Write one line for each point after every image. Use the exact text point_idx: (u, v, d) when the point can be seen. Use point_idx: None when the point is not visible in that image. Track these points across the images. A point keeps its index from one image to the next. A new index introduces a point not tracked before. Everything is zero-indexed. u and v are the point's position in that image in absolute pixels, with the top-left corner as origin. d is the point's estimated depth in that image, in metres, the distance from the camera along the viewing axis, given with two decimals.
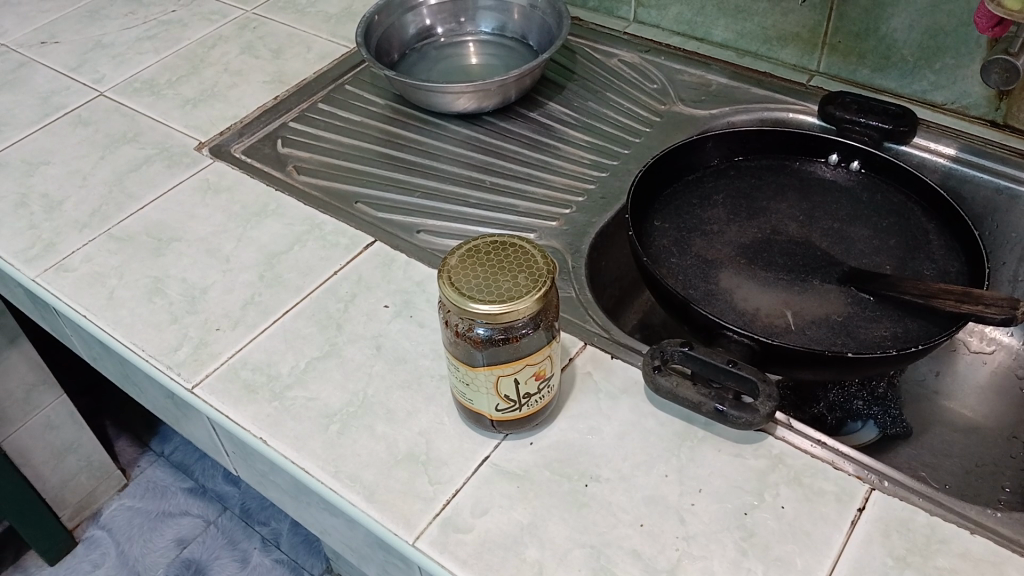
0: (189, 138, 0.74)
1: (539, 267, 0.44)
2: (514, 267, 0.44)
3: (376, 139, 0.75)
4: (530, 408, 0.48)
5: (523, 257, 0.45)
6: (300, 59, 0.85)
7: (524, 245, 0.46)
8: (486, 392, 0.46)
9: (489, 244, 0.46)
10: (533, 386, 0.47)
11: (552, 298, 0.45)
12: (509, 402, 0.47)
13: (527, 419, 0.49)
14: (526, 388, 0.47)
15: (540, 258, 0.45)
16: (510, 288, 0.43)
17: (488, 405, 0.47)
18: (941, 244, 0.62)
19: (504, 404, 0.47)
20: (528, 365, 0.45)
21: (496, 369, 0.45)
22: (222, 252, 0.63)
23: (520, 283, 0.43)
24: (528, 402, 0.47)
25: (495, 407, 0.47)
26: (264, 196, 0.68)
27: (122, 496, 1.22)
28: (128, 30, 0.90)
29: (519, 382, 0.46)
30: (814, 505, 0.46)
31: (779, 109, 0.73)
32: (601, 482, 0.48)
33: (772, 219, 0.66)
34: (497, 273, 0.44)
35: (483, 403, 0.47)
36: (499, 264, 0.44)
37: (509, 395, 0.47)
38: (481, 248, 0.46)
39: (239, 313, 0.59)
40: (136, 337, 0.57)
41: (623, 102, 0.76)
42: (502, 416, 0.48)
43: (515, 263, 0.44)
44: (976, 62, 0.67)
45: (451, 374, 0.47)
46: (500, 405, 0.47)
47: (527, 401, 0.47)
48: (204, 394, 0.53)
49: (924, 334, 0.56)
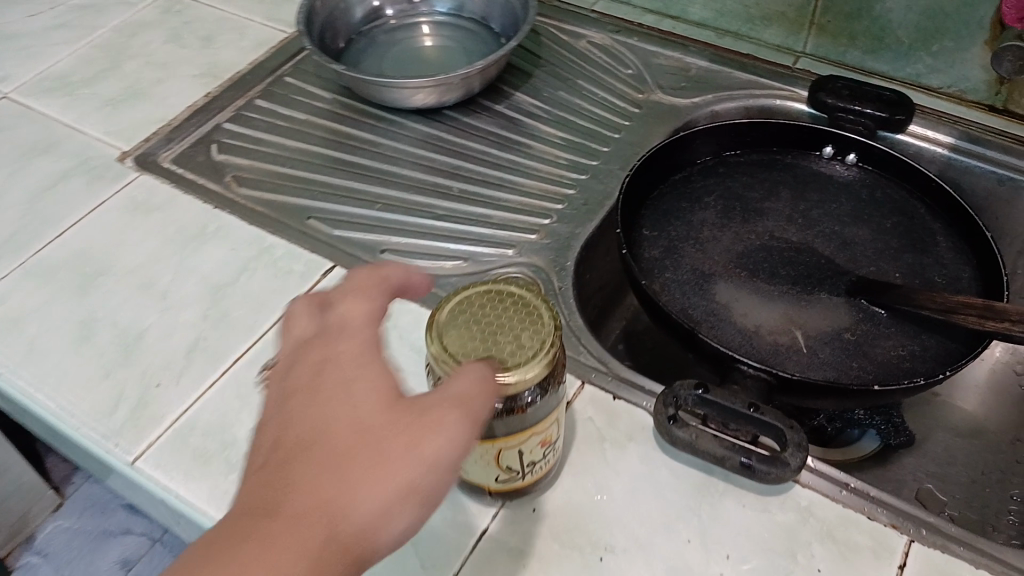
0: (110, 147, 0.65)
1: (545, 323, 0.38)
2: (514, 323, 0.38)
3: (325, 140, 0.67)
4: (532, 477, 0.42)
5: (524, 311, 0.38)
6: (233, 47, 0.75)
7: (523, 295, 0.39)
8: (486, 465, 0.40)
9: (480, 292, 0.39)
10: (538, 454, 0.41)
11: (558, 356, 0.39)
12: (511, 473, 0.41)
13: (527, 486, 0.43)
14: (530, 458, 0.41)
15: (544, 313, 0.38)
16: (512, 352, 0.36)
17: (487, 477, 0.41)
18: (950, 246, 0.58)
19: (506, 475, 0.41)
20: (534, 433, 0.39)
21: (499, 441, 0.39)
22: (158, 287, 0.55)
23: (522, 341, 0.37)
24: (531, 470, 0.42)
25: (495, 479, 0.41)
26: (203, 215, 0.60)
27: (59, 516, 1.12)
28: (31, 16, 0.79)
29: (523, 452, 0.40)
30: (852, 565, 0.42)
31: (766, 96, 0.68)
32: (616, 552, 0.43)
33: (768, 221, 0.61)
34: (493, 327, 0.37)
35: (482, 475, 0.41)
36: (495, 316, 0.38)
37: (511, 466, 0.41)
38: (473, 297, 0.39)
39: (184, 363, 0.51)
40: (66, 398, 0.49)
41: (598, 90, 0.70)
42: (501, 486, 0.42)
43: (514, 318, 0.38)
44: (977, 45, 0.62)
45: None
46: (500, 476, 0.41)
47: (530, 469, 0.42)
48: (149, 467, 0.46)
49: (944, 354, 0.52)
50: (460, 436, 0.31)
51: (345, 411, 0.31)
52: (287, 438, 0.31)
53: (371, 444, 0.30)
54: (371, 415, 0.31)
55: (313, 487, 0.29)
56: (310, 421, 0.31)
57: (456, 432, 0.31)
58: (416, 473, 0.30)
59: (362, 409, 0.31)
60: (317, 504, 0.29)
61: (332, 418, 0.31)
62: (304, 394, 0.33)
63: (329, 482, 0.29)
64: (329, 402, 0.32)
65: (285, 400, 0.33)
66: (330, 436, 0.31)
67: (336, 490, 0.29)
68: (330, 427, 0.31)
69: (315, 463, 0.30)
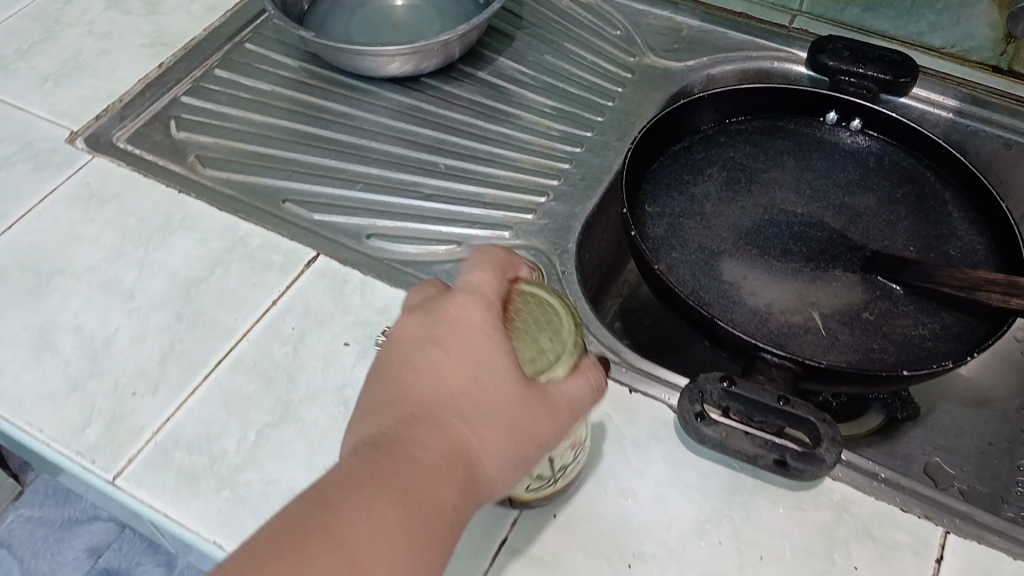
0: (55, 128, 0.59)
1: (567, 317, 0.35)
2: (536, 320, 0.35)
3: (294, 114, 0.62)
4: (562, 480, 0.39)
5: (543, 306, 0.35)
6: (183, 12, 0.69)
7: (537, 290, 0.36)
8: None
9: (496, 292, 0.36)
10: (569, 456, 0.38)
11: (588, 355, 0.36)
12: (542, 480, 0.38)
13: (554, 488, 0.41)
14: (561, 460, 0.38)
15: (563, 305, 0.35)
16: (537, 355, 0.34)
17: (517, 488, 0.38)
18: (963, 216, 0.56)
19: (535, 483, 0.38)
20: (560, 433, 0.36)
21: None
22: (122, 286, 0.50)
23: (546, 339, 0.34)
24: (562, 474, 0.39)
25: (525, 488, 0.38)
26: (167, 203, 0.54)
27: (19, 506, 1.07)
28: None
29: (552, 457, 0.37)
30: (891, 563, 0.40)
31: (763, 58, 0.64)
32: (647, 560, 0.40)
33: (775, 195, 0.58)
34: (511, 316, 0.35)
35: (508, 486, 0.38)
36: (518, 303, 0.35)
37: (541, 471, 0.37)
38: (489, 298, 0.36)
39: (158, 372, 0.46)
40: (28, 418, 0.44)
41: (586, 54, 0.66)
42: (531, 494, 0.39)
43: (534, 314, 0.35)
44: (984, 1, 0.59)
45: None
46: (531, 484, 0.38)
47: (560, 473, 0.39)
48: (131, 487, 0.42)
49: (967, 333, 0.50)
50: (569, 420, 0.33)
51: (469, 367, 0.33)
52: (414, 387, 0.33)
53: (494, 407, 0.32)
54: (504, 379, 0.32)
55: (442, 451, 0.31)
56: (435, 374, 0.33)
57: (569, 409, 0.33)
58: (534, 447, 0.33)
59: (492, 367, 0.32)
60: (452, 466, 0.31)
61: (457, 370, 0.33)
62: (426, 357, 0.34)
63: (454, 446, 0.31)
64: (460, 356, 0.33)
65: (404, 356, 0.34)
66: (456, 390, 0.32)
67: (465, 454, 0.32)
68: (455, 379, 0.33)
69: (443, 422, 0.32)
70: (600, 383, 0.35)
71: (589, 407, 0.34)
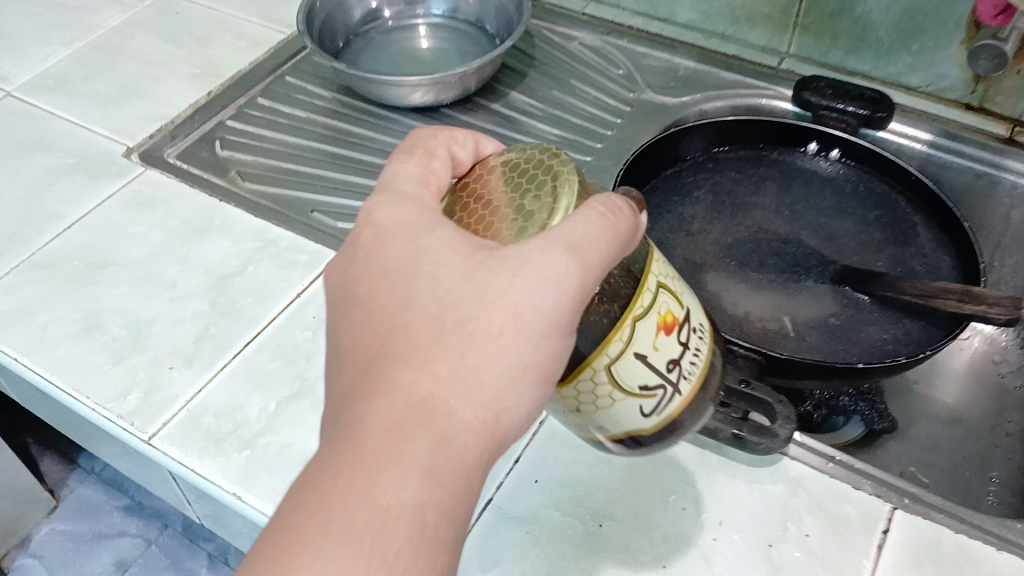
0: (113, 144, 0.67)
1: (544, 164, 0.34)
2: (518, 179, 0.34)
3: (324, 137, 0.69)
4: (682, 394, 0.35)
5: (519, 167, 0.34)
6: (230, 47, 0.77)
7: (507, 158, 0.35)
8: (623, 396, 0.34)
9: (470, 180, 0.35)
10: (673, 348, 0.34)
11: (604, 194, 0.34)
12: (655, 392, 0.34)
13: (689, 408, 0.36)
14: (665, 355, 0.34)
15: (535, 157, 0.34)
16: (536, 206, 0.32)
17: (634, 414, 0.34)
18: (930, 237, 0.60)
19: (648, 404, 0.35)
20: (642, 320, 0.33)
21: (609, 350, 0.32)
22: (165, 277, 0.57)
23: (526, 192, 0.33)
24: (678, 382, 0.35)
25: (642, 412, 0.34)
26: (208, 209, 0.61)
27: (53, 519, 1.10)
28: (29, 16, 0.81)
29: (650, 358, 0.33)
30: (840, 533, 0.44)
31: (752, 95, 0.70)
32: (616, 521, 0.45)
33: (756, 215, 0.63)
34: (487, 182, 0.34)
35: (622, 422, 0.35)
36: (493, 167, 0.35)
37: (648, 380, 0.34)
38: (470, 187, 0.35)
39: (193, 349, 0.52)
40: (77, 384, 0.51)
41: (590, 90, 0.72)
42: (655, 420, 0.35)
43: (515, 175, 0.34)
44: (954, 44, 0.64)
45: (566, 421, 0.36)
46: (647, 405, 0.34)
47: (677, 380, 0.35)
48: (165, 446, 0.48)
49: (927, 337, 0.54)
50: (571, 271, 0.31)
51: (421, 280, 0.33)
52: (371, 320, 0.33)
53: (465, 307, 0.31)
54: (456, 272, 0.32)
55: (427, 384, 0.31)
56: (389, 297, 0.33)
57: (561, 261, 0.31)
58: (510, 355, 0.31)
59: (446, 264, 0.32)
60: (442, 387, 0.31)
61: (410, 289, 0.33)
62: (379, 278, 0.34)
63: (435, 368, 0.31)
64: (409, 269, 0.33)
65: (358, 282, 0.34)
66: (418, 310, 0.32)
67: (455, 371, 0.31)
68: (412, 298, 0.32)
69: (415, 350, 0.31)
70: (613, 217, 0.33)
71: (602, 252, 0.32)
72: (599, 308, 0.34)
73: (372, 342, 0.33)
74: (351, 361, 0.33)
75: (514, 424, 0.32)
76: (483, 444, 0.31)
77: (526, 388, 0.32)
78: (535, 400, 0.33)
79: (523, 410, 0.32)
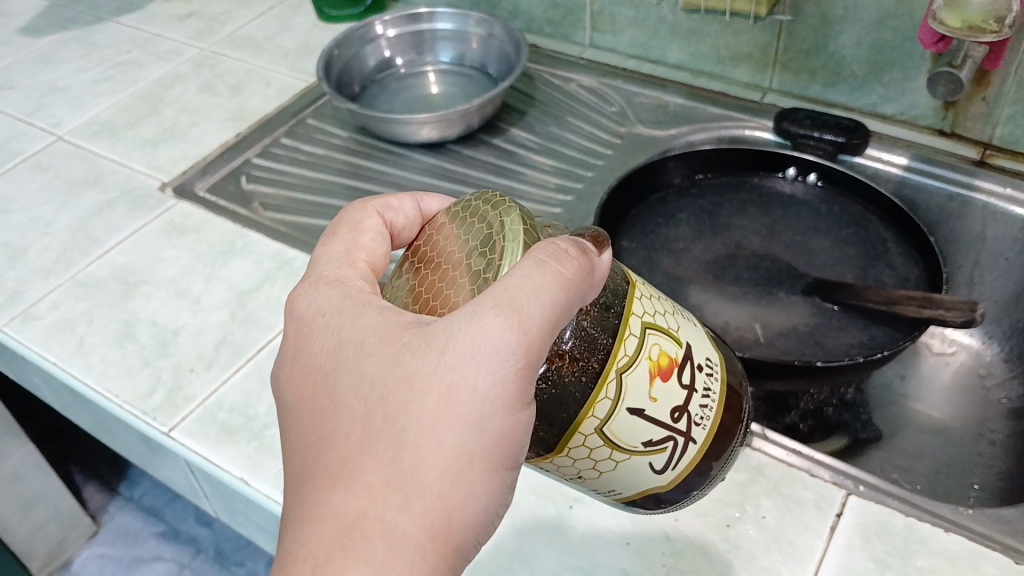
0: (151, 180, 0.74)
1: (490, 222, 0.37)
2: (468, 241, 0.37)
3: (340, 171, 0.76)
4: (690, 436, 0.38)
5: (468, 228, 0.38)
6: (259, 95, 0.85)
7: (459, 220, 0.39)
8: (630, 454, 0.37)
9: (426, 245, 0.39)
10: (673, 391, 0.37)
11: (555, 239, 0.36)
12: (659, 442, 0.37)
13: (708, 447, 0.39)
14: (664, 403, 0.36)
15: (482, 217, 0.38)
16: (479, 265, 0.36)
17: (646, 467, 0.38)
18: (900, 252, 0.64)
19: (659, 453, 0.37)
20: (628, 371, 0.35)
21: (598, 415, 0.35)
22: (191, 293, 0.63)
23: (474, 252, 0.36)
24: (683, 423, 0.37)
25: (653, 465, 0.38)
26: (231, 234, 0.68)
27: (94, 543, 1.16)
28: (83, 72, 0.91)
29: (648, 408, 0.36)
30: (795, 514, 0.48)
31: (735, 127, 0.75)
32: (585, 503, 0.49)
33: (736, 235, 0.67)
34: (444, 245, 0.38)
35: (640, 474, 0.38)
36: (449, 231, 0.39)
37: (649, 436, 0.36)
38: (425, 252, 0.39)
39: (212, 354, 0.58)
40: (108, 384, 0.57)
41: (585, 126, 0.79)
42: (670, 469, 0.39)
43: (465, 237, 0.37)
44: (922, 74, 0.68)
45: (583, 484, 0.39)
46: (658, 460, 0.38)
47: (686, 425, 0.38)
48: (183, 438, 0.53)
49: (890, 341, 0.58)
50: (503, 338, 0.33)
51: (358, 380, 0.35)
52: (315, 425, 0.36)
53: (399, 401, 0.33)
54: (386, 371, 0.34)
55: (368, 491, 0.33)
56: (330, 400, 0.36)
57: (491, 330, 0.33)
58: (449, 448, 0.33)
59: (375, 363, 0.35)
60: (384, 490, 0.33)
61: (349, 391, 0.35)
62: (322, 381, 0.36)
63: (375, 470, 0.33)
64: (347, 369, 0.36)
65: (303, 389, 0.37)
66: (358, 409, 0.34)
67: (392, 474, 0.33)
68: (351, 400, 0.35)
69: (355, 454, 0.34)
70: (556, 264, 0.34)
71: (535, 324, 0.33)
72: (576, 365, 0.35)
73: (316, 450, 0.35)
74: (297, 470, 0.35)
75: (468, 518, 0.34)
76: (434, 544, 0.33)
77: (473, 479, 0.33)
78: (489, 489, 0.34)
79: (475, 501, 0.34)
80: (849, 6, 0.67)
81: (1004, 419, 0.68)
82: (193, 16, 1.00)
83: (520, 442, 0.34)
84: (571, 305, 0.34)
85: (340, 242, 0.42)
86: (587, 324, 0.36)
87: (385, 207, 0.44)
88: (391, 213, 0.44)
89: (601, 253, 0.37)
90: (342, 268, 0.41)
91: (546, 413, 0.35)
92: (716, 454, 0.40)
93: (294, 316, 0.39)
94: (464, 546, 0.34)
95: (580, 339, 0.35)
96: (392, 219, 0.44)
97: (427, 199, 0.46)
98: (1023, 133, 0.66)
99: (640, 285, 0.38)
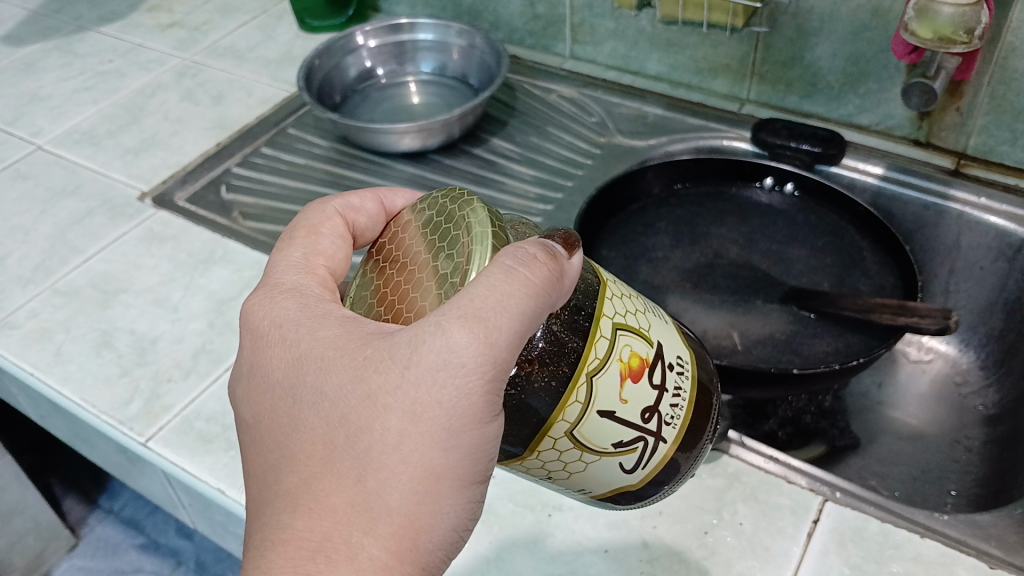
0: (131, 190, 0.74)
1: (458, 220, 0.37)
2: (436, 241, 0.37)
3: (321, 181, 0.76)
4: (661, 435, 0.38)
5: (438, 224, 0.38)
6: (241, 104, 0.85)
7: (428, 216, 0.39)
8: (599, 455, 0.37)
9: (391, 247, 0.39)
10: (644, 392, 0.37)
11: (524, 242, 0.36)
12: (630, 442, 0.37)
13: (680, 443, 0.40)
14: (635, 402, 0.36)
15: (451, 213, 0.37)
16: (448, 268, 0.35)
17: (613, 467, 0.38)
18: (875, 259, 0.65)
19: (629, 453, 0.37)
20: (598, 374, 0.35)
21: (569, 417, 0.34)
22: (170, 302, 0.63)
23: (441, 254, 0.36)
24: (654, 421, 0.37)
25: (621, 465, 0.38)
26: (211, 243, 0.68)
27: (73, 556, 1.15)
28: (64, 81, 0.90)
29: (618, 410, 0.36)
30: (771, 519, 0.48)
31: (713, 137, 0.76)
32: (564, 511, 0.49)
33: (714, 243, 0.68)
34: (410, 245, 0.38)
35: (608, 474, 0.38)
36: (417, 230, 0.38)
37: (620, 436, 0.36)
38: (391, 253, 0.39)
39: (191, 362, 0.58)
40: (85, 393, 0.56)
41: (566, 136, 0.80)
42: (637, 470, 0.39)
43: (434, 236, 0.37)
44: (897, 85, 0.68)
45: (553, 484, 0.39)
46: (627, 460, 0.38)
47: (657, 426, 0.38)
48: (159, 447, 0.53)
49: (865, 348, 0.58)
50: (469, 351, 0.32)
51: (320, 398, 0.35)
52: (275, 445, 0.36)
53: (362, 420, 0.34)
54: (351, 389, 0.34)
55: (335, 512, 0.33)
56: (291, 419, 0.36)
57: (455, 343, 0.32)
58: (417, 466, 0.33)
59: (337, 381, 0.35)
60: (350, 511, 0.33)
61: (310, 409, 0.35)
62: (281, 397, 0.36)
63: (339, 490, 0.33)
64: (306, 386, 0.36)
65: (262, 406, 0.37)
66: (322, 428, 0.35)
67: (360, 497, 0.33)
68: (312, 419, 0.35)
69: (320, 474, 0.34)
70: (523, 270, 0.33)
71: (503, 335, 0.33)
72: (545, 370, 0.35)
73: (276, 471, 0.35)
74: (259, 491, 0.35)
75: (436, 537, 0.34)
76: (402, 565, 0.33)
77: (439, 496, 0.34)
78: (458, 506, 0.35)
79: (442, 519, 0.34)
80: (824, 18, 0.68)
81: (979, 426, 0.68)
82: (175, 26, 1.00)
83: (486, 457, 0.35)
84: (540, 312, 0.34)
85: (297, 249, 0.42)
86: (557, 329, 0.35)
87: (346, 207, 0.44)
88: (353, 213, 0.44)
89: (572, 256, 0.36)
90: (300, 276, 0.41)
91: (515, 417, 0.35)
92: (687, 449, 0.40)
93: (250, 330, 0.39)
94: (431, 563, 0.35)
95: (550, 343, 0.35)
96: (355, 219, 0.44)
97: (389, 195, 0.45)
98: (996, 143, 0.67)
99: (612, 285, 0.38)
